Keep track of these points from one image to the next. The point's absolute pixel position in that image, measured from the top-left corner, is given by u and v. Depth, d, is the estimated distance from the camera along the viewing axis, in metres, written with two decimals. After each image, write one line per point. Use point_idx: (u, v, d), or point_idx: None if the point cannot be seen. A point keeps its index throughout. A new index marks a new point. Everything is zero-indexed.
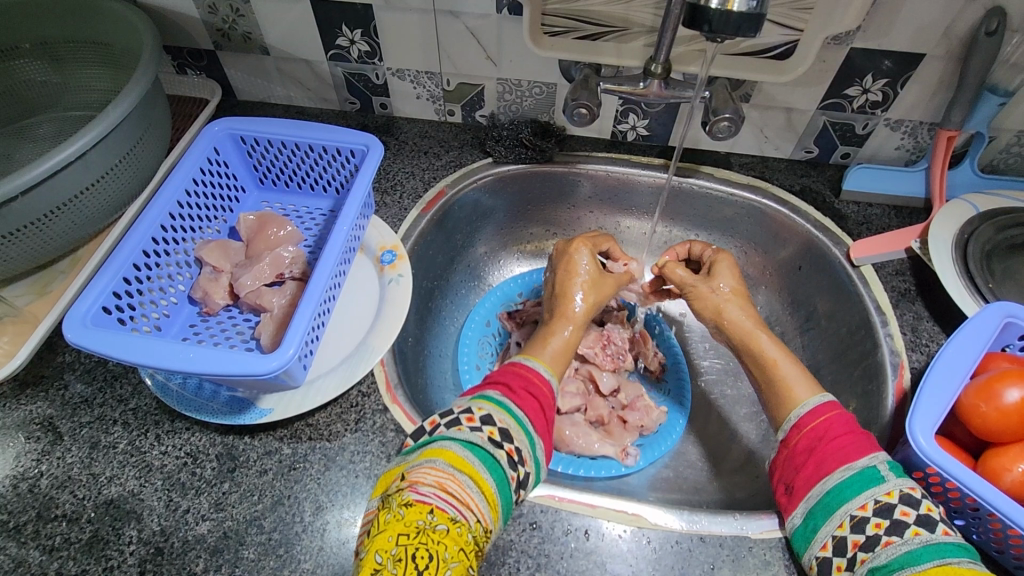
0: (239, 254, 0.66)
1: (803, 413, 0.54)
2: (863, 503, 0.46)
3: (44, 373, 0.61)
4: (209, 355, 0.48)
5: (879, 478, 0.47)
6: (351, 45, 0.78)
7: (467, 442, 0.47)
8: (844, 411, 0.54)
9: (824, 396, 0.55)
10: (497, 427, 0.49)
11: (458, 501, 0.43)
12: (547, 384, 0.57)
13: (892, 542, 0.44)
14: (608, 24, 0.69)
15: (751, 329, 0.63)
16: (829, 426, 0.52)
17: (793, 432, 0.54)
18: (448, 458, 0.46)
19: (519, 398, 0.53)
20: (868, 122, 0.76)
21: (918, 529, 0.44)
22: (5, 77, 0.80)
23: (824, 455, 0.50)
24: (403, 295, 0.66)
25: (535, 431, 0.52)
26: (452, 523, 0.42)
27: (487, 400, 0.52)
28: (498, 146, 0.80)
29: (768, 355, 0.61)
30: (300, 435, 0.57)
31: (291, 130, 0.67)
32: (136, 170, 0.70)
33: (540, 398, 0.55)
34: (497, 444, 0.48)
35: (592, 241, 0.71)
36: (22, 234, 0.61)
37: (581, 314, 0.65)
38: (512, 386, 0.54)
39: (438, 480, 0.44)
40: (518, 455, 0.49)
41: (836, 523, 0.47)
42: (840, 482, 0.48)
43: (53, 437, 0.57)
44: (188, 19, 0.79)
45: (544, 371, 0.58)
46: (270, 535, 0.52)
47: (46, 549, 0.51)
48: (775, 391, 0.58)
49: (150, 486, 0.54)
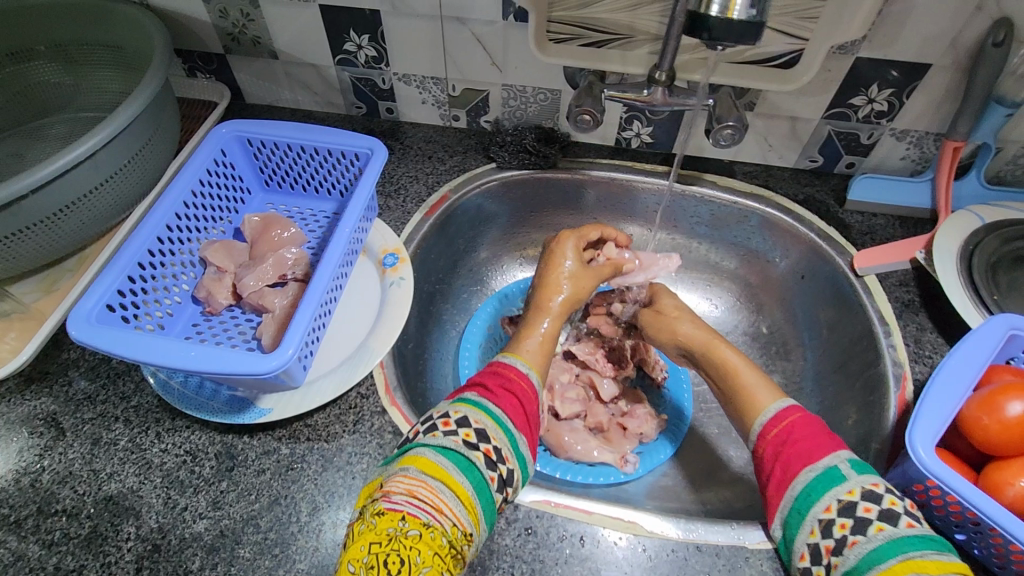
0: (243, 255, 0.66)
1: (765, 421, 0.54)
2: (827, 505, 0.46)
3: (49, 370, 0.62)
4: (210, 354, 0.49)
5: (841, 477, 0.47)
6: (358, 50, 0.79)
7: (440, 447, 0.48)
8: (808, 413, 0.54)
9: (787, 400, 0.55)
10: (473, 428, 0.49)
11: (430, 506, 0.43)
12: (525, 378, 0.57)
13: (857, 542, 0.43)
14: (613, 31, 0.70)
15: (707, 339, 0.65)
16: (791, 430, 0.52)
17: (759, 442, 0.54)
18: (421, 465, 0.46)
19: (495, 396, 0.54)
20: (873, 132, 0.75)
21: (881, 524, 0.43)
22: (20, 79, 0.82)
23: (789, 458, 0.50)
24: (404, 297, 0.66)
25: (514, 428, 0.52)
26: (424, 528, 0.42)
27: (464, 402, 0.52)
28: (502, 151, 0.81)
29: (731, 365, 0.61)
30: (298, 435, 0.58)
31: (300, 133, 0.67)
32: (144, 171, 0.71)
33: (515, 391, 0.55)
34: (473, 445, 0.48)
35: (578, 233, 0.73)
36: (32, 232, 0.62)
37: (553, 311, 0.67)
38: (487, 385, 0.55)
39: (409, 488, 0.44)
40: (497, 454, 0.49)
41: (807, 530, 0.46)
42: (805, 486, 0.47)
43: (56, 433, 0.58)
44: (199, 23, 0.80)
45: (520, 365, 0.59)
46: (266, 535, 0.52)
47: (45, 543, 0.51)
48: (739, 401, 0.58)
49: (150, 484, 0.55)
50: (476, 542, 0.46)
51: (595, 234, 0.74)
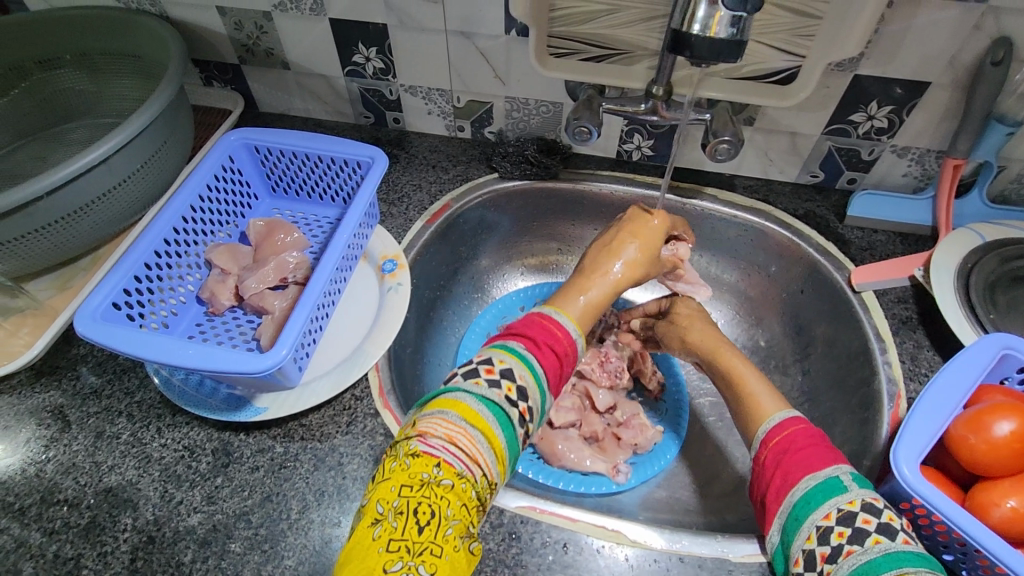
0: (247, 258, 0.68)
1: (769, 429, 0.54)
2: (827, 513, 0.45)
3: (59, 364, 0.64)
4: (207, 352, 0.51)
5: (842, 487, 0.46)
6: (366, 62, 0.81)
7: (482, 397, 0.47)
8: (811, 426, 0.53)
9: (791, 411, 0.55)
10: (516, 383, 0.49)
11: (466, 456, 0.44)
12: (573, 341, 0.56)
13: (853, 552, 0.43)
14: (613, 47, 0.71)
15: (714, 346, 0.65)
16: (793, 439, 0.52)
17: (761, 448, 0.53)
18: (461, 411, 0.46)
19: (541, 353, 0.52)
20: (874, 149, 0.75)
21: (878, 536, 0.43)
22: (46, 86, 0.86)
23: (789, 465, 0.50)
24: (401, 303, 0.67)
25: (549, 389, 0.52)
26: (457, 479, 0.43)
27: (510, 351, 0.51)
28: (504, 161, 0.82)
29: (736, 372, 0.62)
30: (293, 434, 0.59)
31: (305, 141, 0.70)
32: (157, 175, 0.74)
33: (560, 351, 0.54)
34: (513, 402, 0.48)
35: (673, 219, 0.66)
36: (48, 231, 0.65)
37: (614, 280, 0.61)
38: (536, 338, 0.53)
39: (449, 433, 0.44)
40: (529, 413, 0.50)
41: (805, 535, 0.46)
42: (805, 493, 0.47)
43: (62, 425, 0.60)
44: (216, 35, 0.83)
45: (571, 326, 0.57)
46: (257, 530, 0.53)
47: (46, 531, 0.53)
48: (745, 407, 0.58)
49: (148, 477, 0.56)
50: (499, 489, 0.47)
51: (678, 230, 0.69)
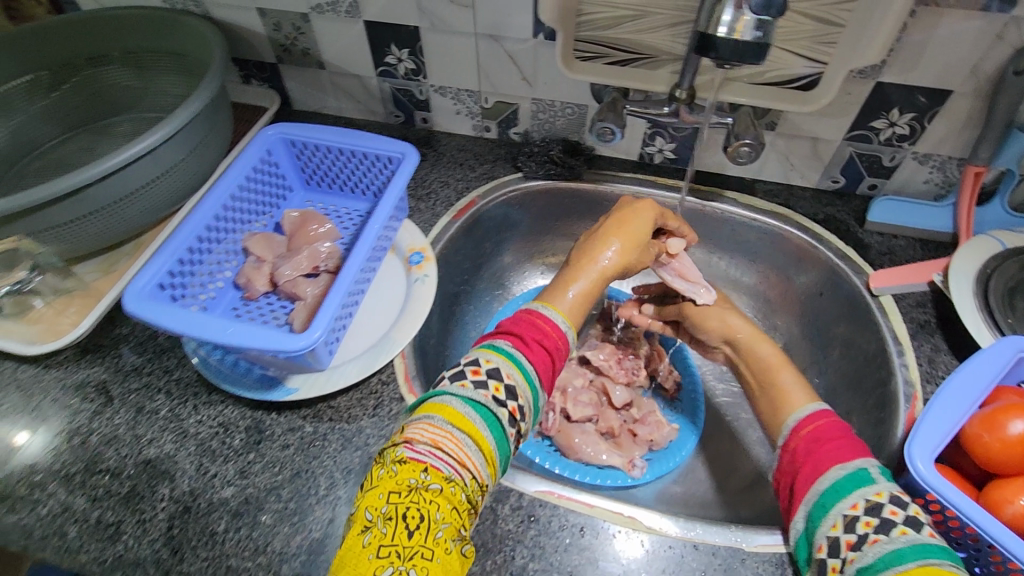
0: (282, 247, 0.71)
1: (797, 421, 0.55)
2: (854, 503, 0.46)
3: (102, 343, 0.68)
4: (245, 331, 0.54)
5: (870, 479, 0.47)
6: (398, 63, 0.84)
7: (468, 398, 0.49)
8: (838, 419, 0.55)
9: (821, 404, 0.57)
10: (503, 383, 0.51)
11: (453, 459, 0.45)
12: (562, 334, 0.58)
13: (878, 541, 0.43)
14: (638, 51, 0.73)
15: (752, 333, 0.68)
16: (823, 430, 0.53)
17: (792, 437, 0.55)
18: (446, 415, 0.47)
19: (529, 350, 0.54)
20: (895, 155, 0.76)
21: (905, 528, 0.44)
22: (94, 82, 0.91)
23: (819, 456, 0.51)
24: (428, 294, 0.70)
25: (540, 385, 0.54)
26: (445, 482, 0.44)
27: (497, 351, 0.53)
28: (529, 161, 0.85)
29: (769, 362, 0.64)
30: (322, 415, 0.62)
31: (339, 137, 0.72)
32: (198, 167, 0.77)
33: (550, 346, 0.56)
34: (501, 402, 0.50)
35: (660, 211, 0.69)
36: (97, 217, 0.68)
37: (601, 266, 0.63)
38: (523, 336, 0.55)
39: (435, 438, 0.45)
40: (520, 412, 0.51)
41: (830, 523, 0.46)
42: (835, 482, 0.48)
43: (105, 400, 0.63)
44: (256, 35, 0.87)
45: (558, 320, 0.58)
46: (287, 504, 0.56)
47: (90, 498, 0.56)
48: (775, 396, 0.60)
49: (184, 450, 0.59)
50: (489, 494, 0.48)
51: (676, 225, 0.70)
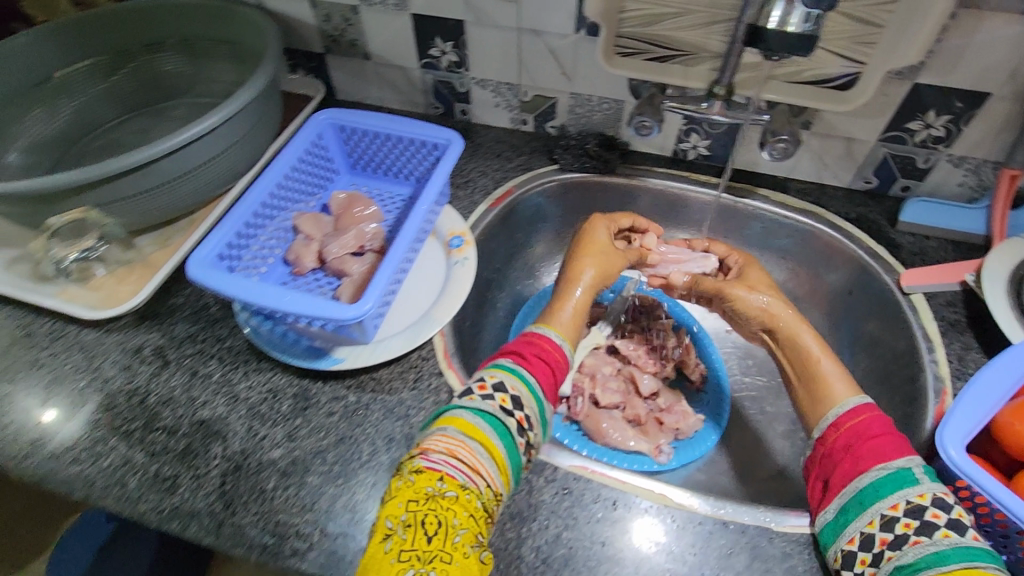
0: (329, 227, 0.74)
1: (840, 414, 0.57)
2: (895, 503, 0.48)
3: (159, 311, 0.71)
4: (301, 300, 0.57)
5: (913, 480, 0.49)
6: (442, 55, 0.87)
7: (478, 410, 0.53)
8: (882, 414, 0.56)
9: (864, 397, 0.58)
10: (509, 395, 0.55)
11: (467, 467, 0.49)
12: (559, 348, 0.63)
13: (919, 542, 0.46)
14: (678, 48, 0.75)
15: (793, 323, 0.67)
16: (867, 425, 0.55)
17: (831, 430, 0.56)
18: (459, 426, 0.51)
19: (530, 364, 0.59)
20: (929, 157, 0.77)
21: (947, 531, 0.46)
22: (150, 68, 0.95)
23: (860, 452, 0.53)
24: (468, 275, 0.73)
25: (545, 396, 0.58)
26: (460, 490, 0.47)
27: (500, 367, 0.58)
28: (566, 153, 0.87)
29: (811, 352, 0.64)
30: (365, 386, 0.65)
31: (387, 123, 0.76)
32: (249, 149, 0.81)
33: (550, 360, 0.61)
34: (509, 412, 0.54)
35: (609, 219, 0.78)
36: (158, 192, 0.72)
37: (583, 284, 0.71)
38: (522, 352, 0.61)
39: (449, 448, 0.49)
40: (527, 421, 0.55)
41: (866, 520, 0.49)
42: (874, 481, 0.50)
43: (161, 364, 0.67)
44: (306, 26, 0.91)
45: (554, 336, 0.64)
46: (333, 466, 0.59)
47: (148, 453, 0.60)
48: (815, 385, 0.62)
49: (236, 413, 0.62)
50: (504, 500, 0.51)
51: (627, 222, 0.80)
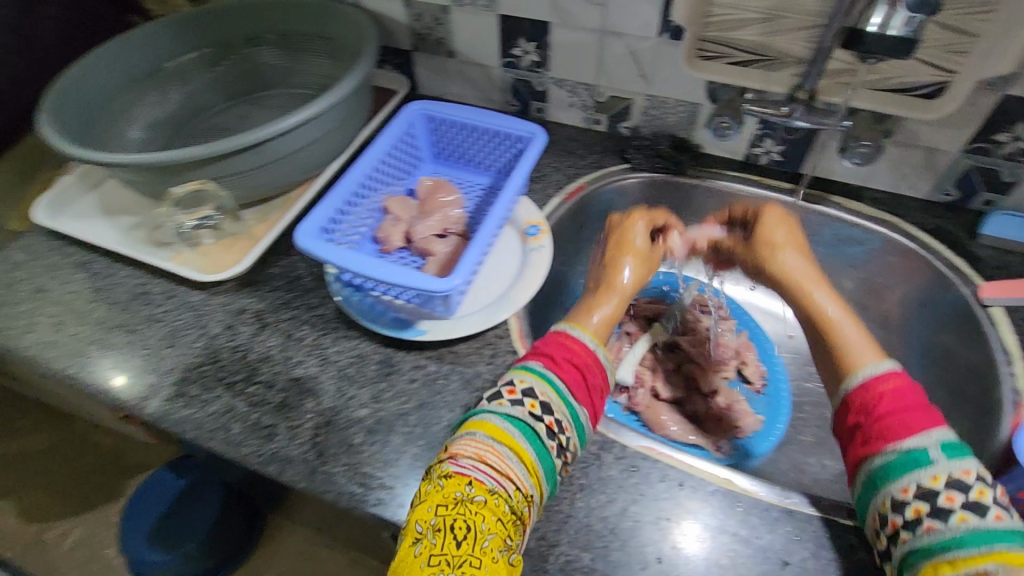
0: (414, 210, 0.79)
1: (857, 387, 0.53)
2: (906, 487, 0.46)
3: (257, 279, 0.78)
4: (397, 272, 0.61)
5: (927, 461, 0.46)
6: (524, 55, 0.92)
7: (507, 415, 0.53)
8: (909, 377, 0.53)
9: (891, 361, 0.54)
10: (538, 400, 0.54)
11: (495, 472, 0.49)
12: (591, 351, 0.59)
13: (933, 527, 0.44)
14: (759, 52, 0.78)
15: (804, 281, 0.62)
16: (881, 399, 0.51)
17: (846, 408, 0.53)
18: (487, 431, 0.52)
19: (561, 369, 0.56)
20: (1016, 170, 0.76)
21: (963, 513, 0.44)
22: (251, 61, 1.03)
23: (875, 432, 0.50)
24: (544, 261, 0.76)
25: (577, 400, 0.55)
26: (488, 495, 0.48)
27: (529, 370, 0.56)
28: (637, 153, 0.91)
29: (828, 317, 0.59)
30: (444, 358, 0.69)
31: (475, 115, 0.80)
32: (343, 135, 0.87)
33: (581, 364, 0.57)
34: (538, 417, 0.53)
35: (648, 215, 0.73)
36: (262, 170, 0.79)
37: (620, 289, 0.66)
38: (554, 356, 0.57)
39: (477, 453, 0.51)
40: (558, 425, 0.53)
41: (879, 501, 0.48)
42: (885, 463, 0.48)
43: (260, 326, 0.73)
44: (398, 25, 0.97)
45: (586, 339, 0.59)
46: (414, 427, 0.63)
47: (249, 403, 0.66)
48: (835, 355, 0.57)
49: (326, 373, 0.68)
50: (539, 503, 0.51)
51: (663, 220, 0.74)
